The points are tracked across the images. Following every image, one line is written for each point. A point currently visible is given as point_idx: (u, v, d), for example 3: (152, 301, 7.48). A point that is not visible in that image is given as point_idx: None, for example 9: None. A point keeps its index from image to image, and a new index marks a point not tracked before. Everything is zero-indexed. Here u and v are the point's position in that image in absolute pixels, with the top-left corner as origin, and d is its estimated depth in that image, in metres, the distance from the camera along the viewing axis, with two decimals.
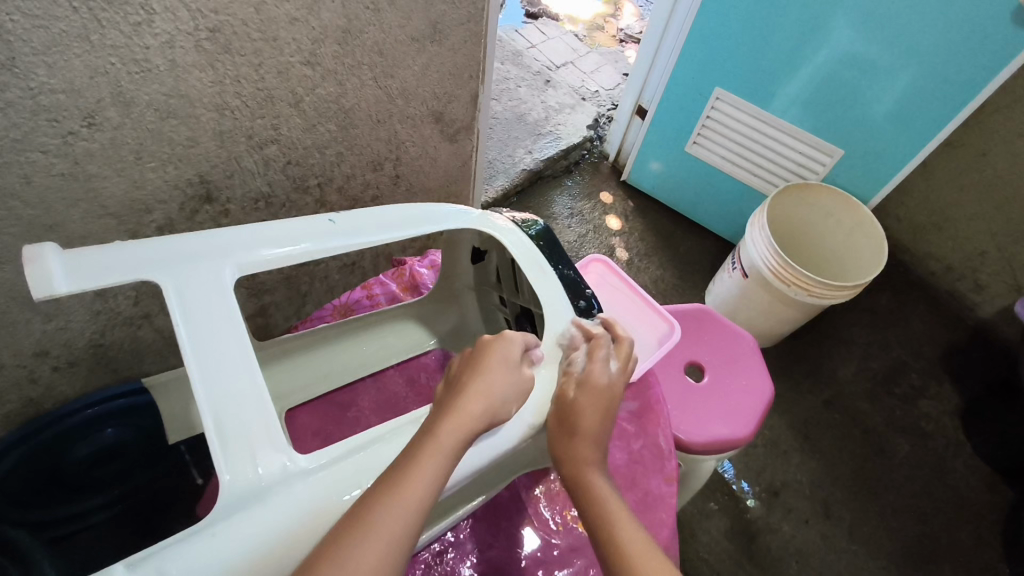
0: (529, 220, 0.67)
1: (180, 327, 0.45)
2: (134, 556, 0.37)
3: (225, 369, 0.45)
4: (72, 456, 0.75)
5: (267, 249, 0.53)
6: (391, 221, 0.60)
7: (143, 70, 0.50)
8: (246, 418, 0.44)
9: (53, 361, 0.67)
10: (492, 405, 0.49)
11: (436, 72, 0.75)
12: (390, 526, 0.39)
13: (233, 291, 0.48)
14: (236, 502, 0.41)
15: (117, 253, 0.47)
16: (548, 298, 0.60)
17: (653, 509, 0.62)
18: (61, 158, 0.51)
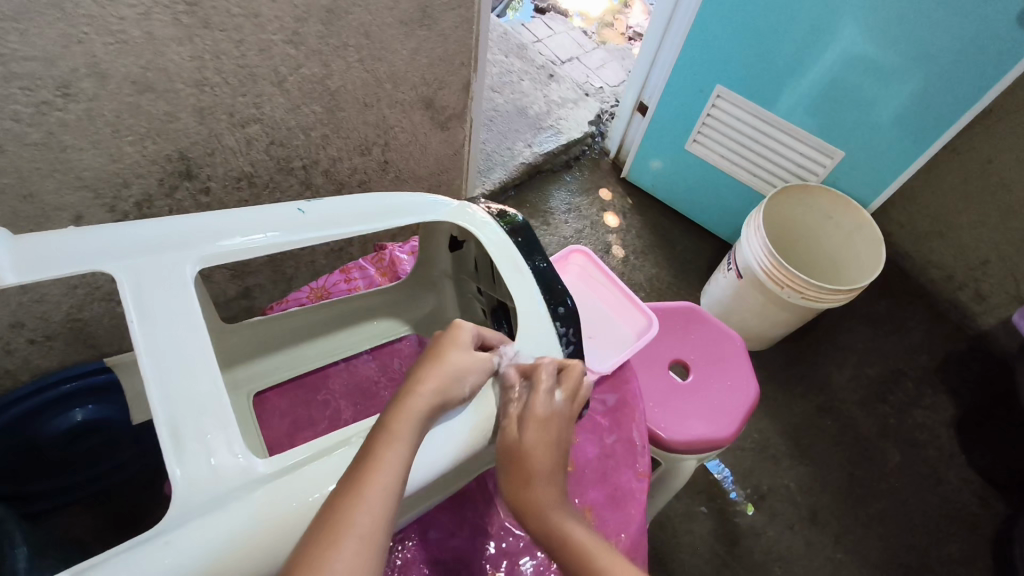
0: (507, 212, 0.65)
1: (132, 322, 0.43)
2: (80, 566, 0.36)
3: (180, 367, 0.43)
4: (45, 438, 0.75)
5: (233, 240, 0.50)
6: (367, 210, 0.58)
7: (119, 41, 0.50)
8: (200, 419, 0.42)
9: (29, 334, 0.67)
10: (444, 386, 0.47)
11: (426, 57, 0.74)
12: (364, 527, 0.37)
13: (193, 283, 0.46)
14: (191, 510, 0.39)
15: (71, 242, 0.45)
16: (523, 300, 0.59)
17: (622, 503, 0.61)
18: (35, 127, 0.51)
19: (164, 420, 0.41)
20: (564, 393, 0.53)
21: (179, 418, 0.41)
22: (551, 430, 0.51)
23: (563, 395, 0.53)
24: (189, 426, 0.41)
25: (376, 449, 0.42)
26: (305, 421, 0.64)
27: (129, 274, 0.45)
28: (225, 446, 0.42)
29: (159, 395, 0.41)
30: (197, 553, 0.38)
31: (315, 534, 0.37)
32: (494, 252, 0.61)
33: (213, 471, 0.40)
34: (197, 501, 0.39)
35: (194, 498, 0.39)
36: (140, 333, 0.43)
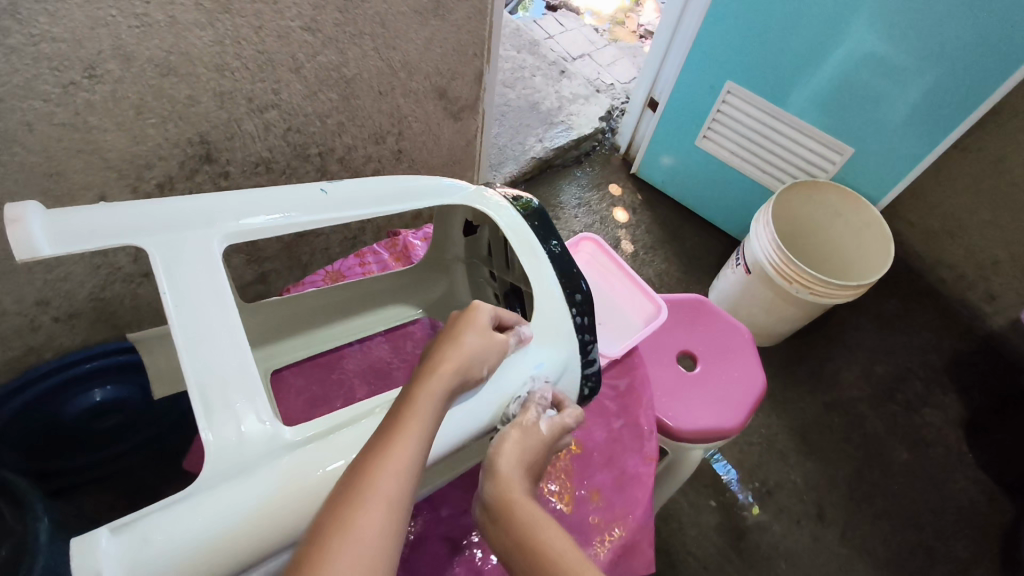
0: (522, 196, 0.66)
1: (165, 294, 0.44)
2: (119, 522, 0.37)
3: (212, 336, 0.44)
4: (68, 415, 0.78)
5: (260, 217, 0.51)
6: (388, 191, 0.59)
7: (143, 24, 0.51)
8: (231, 388, 0.43)
9: (54, 312, 0.70)
10: (466, 366, 0.45)
11: (439, 47, 0.75)
12: (390, 494, 0.36)
13: (221, 258, 0.47)
14: (221, 473, 0.40)
15: (103, 214, 0.46)
16: (539, 281, 0.59)
17: (628, 486, 0.62)
18: (62, 107, 0.53)
19: (196, 387, 0.42)
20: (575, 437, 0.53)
21: (210, 385, 0.42)
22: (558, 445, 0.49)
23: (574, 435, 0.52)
24: (219, 394, 0.42)
25: (400, 421, 0.40)
26: (320, 399, 0.65)
27: (161, 248, 0.45)
28: (253, 413, 0.43)
29: (191, 363, 0.42)
30: (227, 515, 0.39)
31: (341, 497, 0.36)
32: (513, 234, 0.62)
33: (239, 434, 0.42)
34: (227, 465, 0.41)
35: (221, 463, 0.41)
36: (172, 305, 0.43)
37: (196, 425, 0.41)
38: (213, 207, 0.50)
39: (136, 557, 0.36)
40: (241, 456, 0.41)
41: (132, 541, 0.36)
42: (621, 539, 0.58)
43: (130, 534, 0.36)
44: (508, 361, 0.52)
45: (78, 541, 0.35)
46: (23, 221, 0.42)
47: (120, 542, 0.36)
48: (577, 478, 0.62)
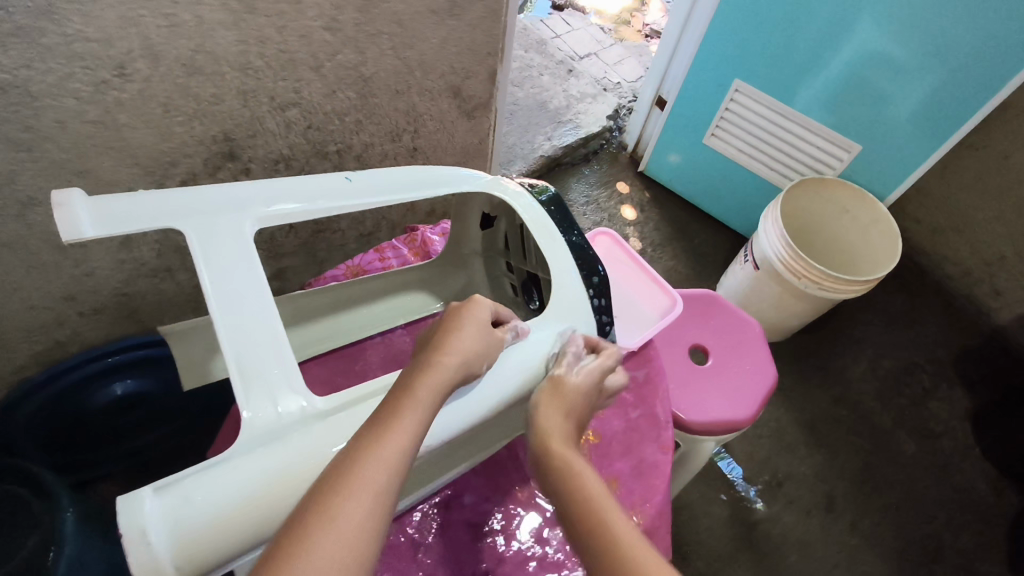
0: (539, 185, 0.67)
1: (201, 273, 0.45)
2: (161, 484, 0.38)
3: (246, 315, 0.44)
4: (91, 408, 0.80)
5: (288, 203, 0.53)
6: (411, 180, 0.60)
7: (171, 24, 0.52)
8: (267, 364, 0.43)
9: (79, 307, 0.72)
10: (466, 363, 0.46)
11: (455, 46, 0.76)
12: (378, 482, 0.36)
13: (253, 240, 0.48)
14: (256, 439, 0.41)
15: (139, 199, 0.47)
16: (559, 269, 0.60)
17: (647, 475, 0.64)
18: (94, 105, 0.54)
19: (233, 363, 0.43)
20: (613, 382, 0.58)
21: (247, 362, 0.43)
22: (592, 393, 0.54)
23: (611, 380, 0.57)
24: (256, 369, 0.43)
25: (396, 410, 0.40)
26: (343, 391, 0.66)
27: (197, 230, 0.46)
28: (288, 388, 0.44)
29: (228, 339, 0.43)
30: (262, 478, 0.40)
31: (328, 482, 0.36)
32: (532, 222, 0.62)
33: (277, 408, 0.43)
34: (265, 433, 0.41)
35: (256, 432, 0.41)
36: (208, 283, 0.44)
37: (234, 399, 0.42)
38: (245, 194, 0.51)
39: (179, 516, 0.37)
40: (277, 426, 0.42)
41: (174, 501, 0.37)
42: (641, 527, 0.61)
43: (171, 494, 0.37)
44: (506, 355, 0.52)
45: (123, 500, 0.36)
46: (67, 205, 0.43)
47: (163, 502, 0.37)
48: (596, 467, 0.64)
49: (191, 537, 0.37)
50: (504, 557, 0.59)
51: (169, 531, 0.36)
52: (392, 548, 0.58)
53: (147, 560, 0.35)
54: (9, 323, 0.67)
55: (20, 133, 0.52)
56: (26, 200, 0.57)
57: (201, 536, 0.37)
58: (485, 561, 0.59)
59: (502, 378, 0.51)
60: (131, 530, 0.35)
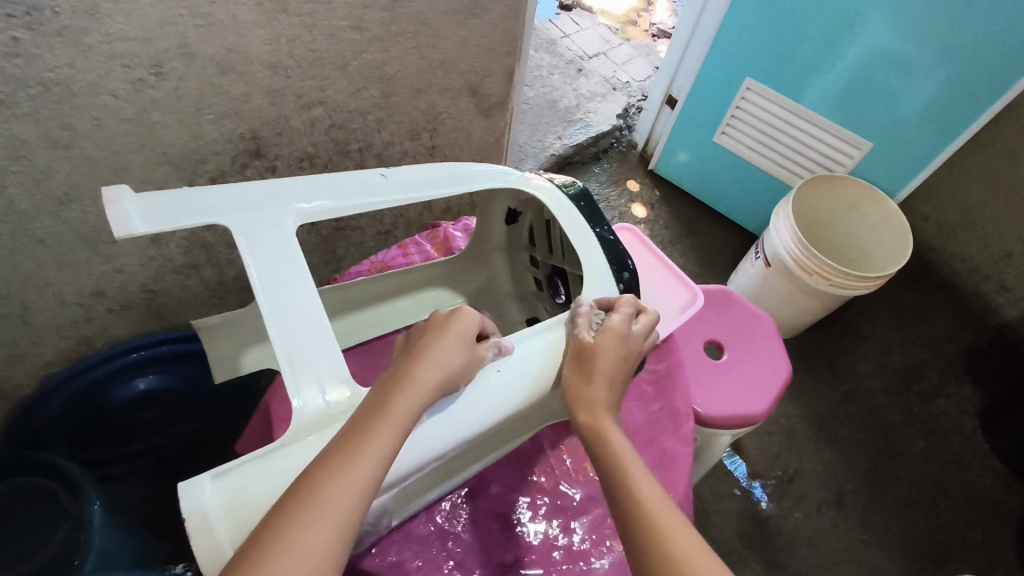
0: (566, 180, 0.67)
1: (248, 267, 0.47)
2: (218, 470, 0.40)
3: (294, 307, 0.47)
4: (114, 400, 0.82)
5: (328, 198, 0.54)
6: (443, 175, 0.61)
7: (208, 23, 0.54)
8: (314, 354, 0.46)
9: (107, 303, 0.73)
10: (446, 380, 0.47)
11: (475, 45, 0.78)
12: (337, 512, 0.37)
13: (296, 236, 0.50)
14: (309, 426, 0.44)
15: (186, 196, 0.49)
16: (590, 263, 0.61)
17: (668, 466, 0.65)
18: (130, 103, 0.55)
19: (283, 352, 0.45)
20: (643, 325, 0.57)
21: (296, 352, 0.45)
22: (621, 346, 0.55)
23: (640, 327, 0.57)
24: (305, 359, 0.45)
25: (368, 431, 0.41)
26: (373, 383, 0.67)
27: (243, 226, 0.48)
28: (334, 377, 0.46)
29: (278, 331, 0.45)
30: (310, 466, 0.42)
31: (287, 508, 0.36)
32: (560, 215, 0.63)
33: (325, 397, 0.45)
34: (314, 421, 0.44)
35: (309, 421, 0.44)
36: (257, 277, 0.46)
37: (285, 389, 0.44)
38: (285, 191, 0.53)
39: (235, 502, 0.39)
40: (326, 414, 0.45)
41: (231, 487, 0.40)
42: None
43: (228, 481, 0.40)
44: (488, 370, 0.53)
45: (184, 487, 0.39)
46: (121, 203, 0.45)
47: (220, 488, 0.40)
48: None
49: (246, 521, 0.39)
50: (532, 546, 0.60)
51: (227, 515, 0.39)
52: (421, 537, 0.59)
53: (208, 541, 0.38)
54: (40, 319, 0.69)
55: (59, 131, 0.53)
56: (62, 197, 0.58)
57: (255, 517, 0.40)
58: (514, 550, 0.60)
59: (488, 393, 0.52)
60: (192, 513, 0.38)
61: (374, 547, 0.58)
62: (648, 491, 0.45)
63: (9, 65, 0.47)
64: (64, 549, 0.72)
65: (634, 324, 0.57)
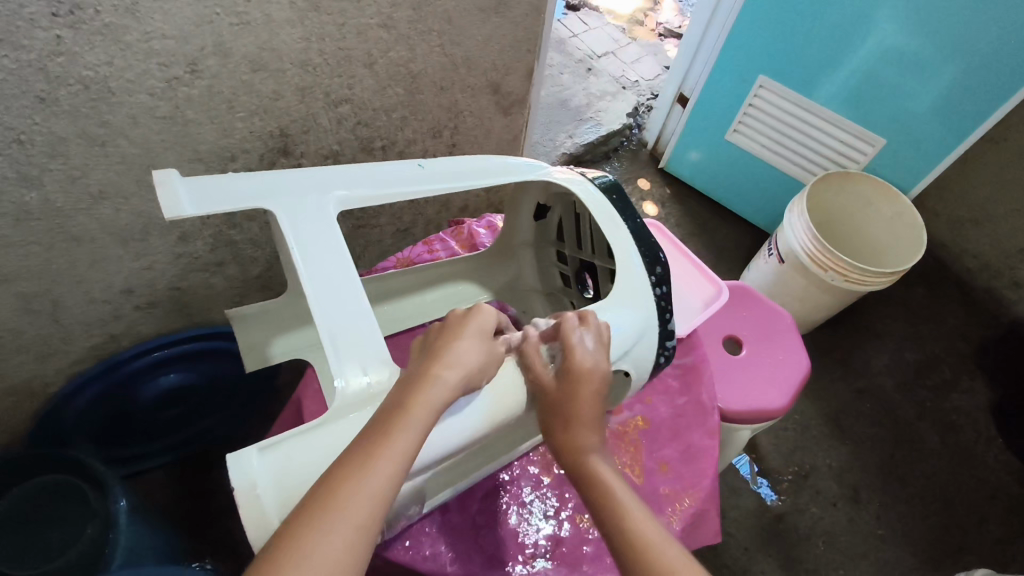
0: (598, 173, 0.67)
1: (294, 252, 0.48)
2: (267, 442, 0.40)
3: (338, 290, 0.47)
4: (140, 399, 0.83)
5: (367, 186, 0.55)
6: (480, 167, 0.62)
7: (243, 22, 0.54)
8: (356, 336, 0.46)
9: (135, 300, 0.74)
10: (466, 376, 0.45)
11: (498, 43, 0.78)
12: (359, 516, 0.36)
13: (338, 222, 0.51)
14: (350, 405, 0.44)
15: (233, 180, 0.50)
16: (622, 252, 0.60)
17: (695, 458, 0.67)
18: (165, 101, 0.56)
19: (327, 335, 0.45)
20: (594, 336, 0.52)
21: (340, 334, 0.46)
22: (582, 372, 0.50)
23: (593, 340, 0.52)
24: (348, 341, 0.46)
25: (388, 428, 0.40)
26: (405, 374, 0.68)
27: (288, 212, 0.50)
28: (376, 360, 0.46)
29: (322, 313, 0.46)
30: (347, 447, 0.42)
31: (310, 510, 0.35)
32: (592, 205, 0.63)
33: (367, 377, 0.45)
34: (359, 398, 0.44)
35: (351, 403, 0.44)
36: (301, 262, 0.47)
37: (328, 370, 0.44)
38: (324, 180, 0.54)
39: (281, 475, 0.40)
40: (368, 395, 0.44)
41: (278, 460, 0.40)
42: (691, 508, 0.63)
43: (275, 453, 0.40)
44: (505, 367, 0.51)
45: (233, 457, 0.39)
46: (170, 184, 0.46)
47: (268, 460, 0.40)
48: (646, 450, 0.67)
49: (291, 494, 0.40)
50: (562, 538, 0.62)
51: (273, 486, 0.39)
52: (454, 529, 0.61)
53: (256, 511, 0.38)
54: (69, 316, 0.69)
55: (96, 128, 0.54)
56: (96, 194, 0.59)
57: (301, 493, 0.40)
58: (545, 541, 0.62)
59: (507, 389, 0.50)
60: (240, 484, 0.38)
61: (409, 540, 0.60)
62: (647, 531, 0.43)
63: (51, 63, 0.47)
64: (93, 545, 0.72)
65: (584, 339, 0.52)
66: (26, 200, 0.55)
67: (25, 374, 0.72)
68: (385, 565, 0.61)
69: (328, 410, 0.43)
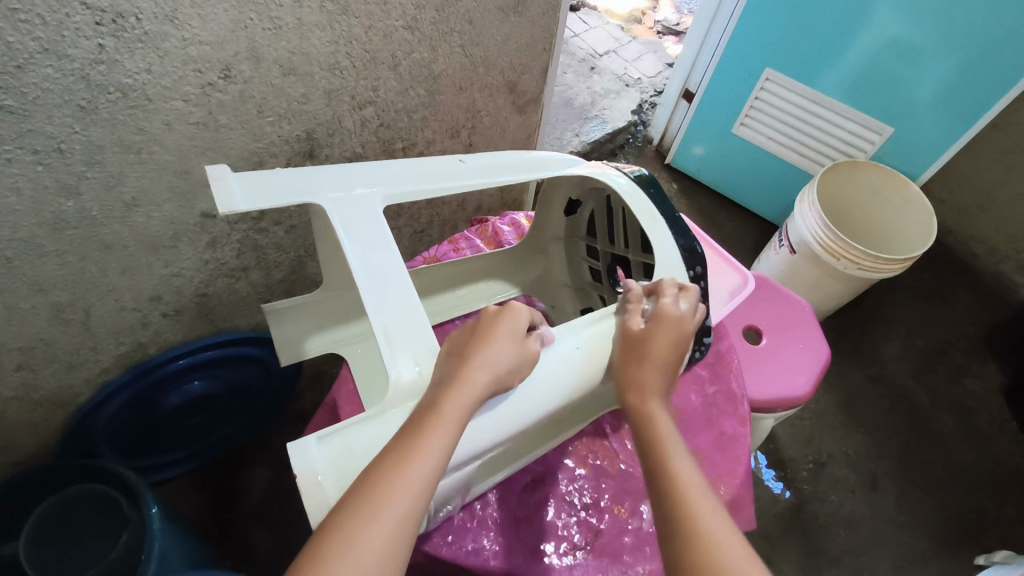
0: (632, 169, 0.69)
1: (343, 242, 0.49)
2: (325, 431, 0.41)
3: (387, 279, 0.48)
4: (166, 405, 0.83)
5: (409, 183, 0.57)
6: (514, 163, 0.65)
7: (274, 26, 0.55)
8: (407, 326, 0.47)
9: (163, 308, 0.74)
10: (499, 377, 0.44)
11: (515, 43, 0.79)
12: (400, 510, 0.36)
13: (383, 215, 0.52)
14: (401, 396, 0.44)
15: (280, 176, 0.52)
16: (660, 246, 0.62)
17: (728, 445, 0.69)
18: (199, 107, 0.56)
19: (378, 323, 0.46)
20: (689, 301, 0.55)
21: (390, 323, 0.46)
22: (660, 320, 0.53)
23: (687, 305, 0.55)
24: (397, 329, 0.46)
25: (422, 429, 0.39)
26: None
27: (335, 206, 0.51)
28: (426, 351, 0.46)
29: (372, 301, 0.47)
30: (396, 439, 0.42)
31: (349, 510, 0.35)
32: (629, 198, 0.64)
33: (417, 366, 0.45)
34: (410, 391, 0.44)
35: (403, 394, 0.44)
36: (351, 252, 0.49)
37: (380, 358, 0.45)
38: (368, 177, 0.55)
39: (342, 461, 0.40)
40: (420, 386, 0.45)
41: (336, 447, 0.41)
42: (727, 495, 0.65)
43: (334, 442, 0.41)
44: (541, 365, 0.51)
45: (294, 446, 0.40)
46: (223, 180, 0.48)
47: (328, 448, 0.40)
48: None
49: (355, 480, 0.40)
50: (601, 529, 0.63)
51: (334, 473, 0.40)
52: (495, 522, 0.62)
53: (319, 498, 0.39)
54: (99, 325, 0.69)
55: (133, 135, 0.54)
56: (129, 202, 0.59)
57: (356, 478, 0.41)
58: (583, 533, 0.62)
59: (538, 386, 0.50)
60: (303, 472, 0.39)
61: (452, 535, 0.60)
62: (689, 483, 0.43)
63: (93, 71, 0.48)
64: (127, 555, 0.72)
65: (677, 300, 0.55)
66: (63, 209, 0.55)
67: (55, 386, 0.71)
68: (428, 562, 0.61)
69: (379, 402, 0.44)
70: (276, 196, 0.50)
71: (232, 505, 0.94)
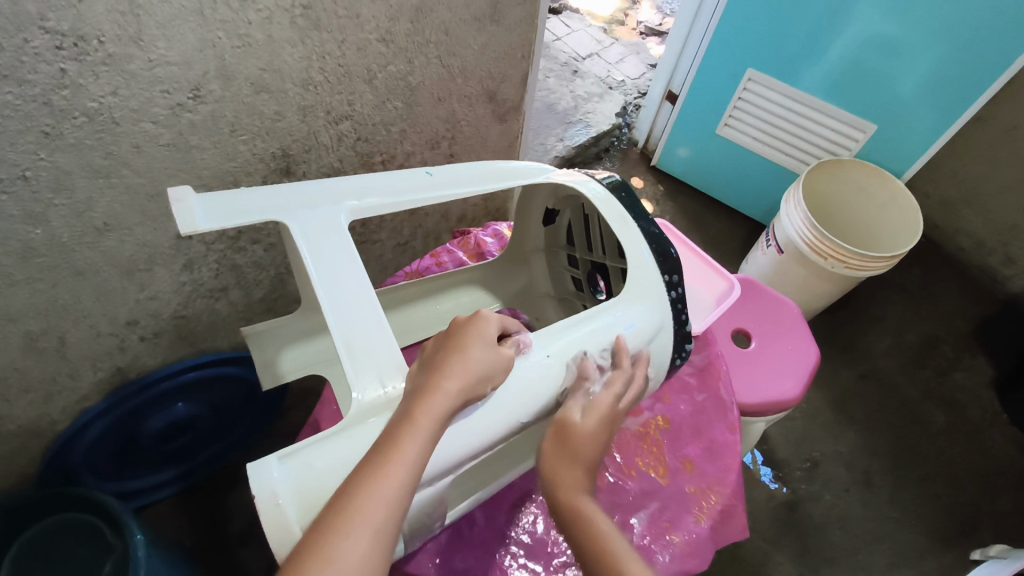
0: (605, 174, 0.68)
1: (307, 260, 0.48)
2: (286, 450, 0.40)
3: (352, 297, 0.47)
4: (147, 429, 0.82)
5: (377, 197, 0.56)
6: (484, 173, 0.64)
7: (244, 44, 0.54)
8: (374, 345, 0.45)
9: (141, 332, 0.72)
10: (471, 385, 0.43)
11: (493, 51, 0.78)
12: (377, 522, 0.35)
13: (348, 230, 0.51)
14: (366, 413, 0.43)
15: (244, 198, 0.51)
16: (632, 249, 0.61)
17: (719, 454, 0.68)
18: (169, 128, 0.55)
19: (343, 343, 0.45)
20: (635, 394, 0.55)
21: (355, 341, 0.45)
22: (607, 421, 0.51)
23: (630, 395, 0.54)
24: (363, 348, 0.45)
25: (395, 439, 0.38)
26: None
27: (300, 223, 0.50)
28: (393, 369, 0.45)
29: (335, 319, 0.45)
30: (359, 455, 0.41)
31: (324, 525, 0.34)
32: (604, 206, 0.63)
33: (384, 387, 0.44)
34: (376, 408, 0.43)
35: (367, 411, 0.43)
36: (314, 269, 0.47)
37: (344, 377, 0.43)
38: (335, 193, 0.54)
39: (305, 482, 0.39)
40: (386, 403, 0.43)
41: (299, 467, 0.39)
42: (718, 504, 0.64)
43: (297, 461, 0.39)
44: (515, 371, 0.48)
45: (255, 467, 0.38)
46: (185, 202, 0.47)
47: (288, 467, 0.39)
48: (668, 450, 0.69)
49: (319, 501, 0.39)
50: None
51: (295, 495, 0.38)
52: (484, 542, 0.61)
53: (279, 521, 0.37)
54: (75, 351, 0.68)
55: (101, 160, 0.53)
56: (101, 227, 0.58)
57: (321, 495, 0.39)
58: None
59: (517, 394, 0.48)
60: (263, 494, 0.37)
61: (438, 557, 0.59)
62: None
63: (56, 96, 0.47)
64: None
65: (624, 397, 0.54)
66: (31, 237, 0.54)
67: (32, 416, 0.70)
68: None
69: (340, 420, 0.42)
70: (239, 215, 0.49)
71: (218, 529, 0.93)
